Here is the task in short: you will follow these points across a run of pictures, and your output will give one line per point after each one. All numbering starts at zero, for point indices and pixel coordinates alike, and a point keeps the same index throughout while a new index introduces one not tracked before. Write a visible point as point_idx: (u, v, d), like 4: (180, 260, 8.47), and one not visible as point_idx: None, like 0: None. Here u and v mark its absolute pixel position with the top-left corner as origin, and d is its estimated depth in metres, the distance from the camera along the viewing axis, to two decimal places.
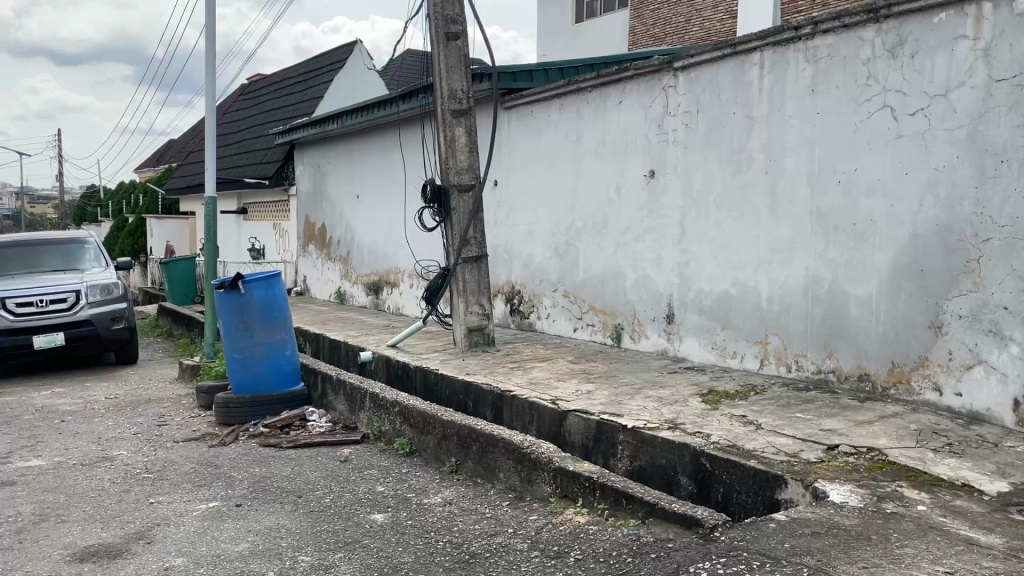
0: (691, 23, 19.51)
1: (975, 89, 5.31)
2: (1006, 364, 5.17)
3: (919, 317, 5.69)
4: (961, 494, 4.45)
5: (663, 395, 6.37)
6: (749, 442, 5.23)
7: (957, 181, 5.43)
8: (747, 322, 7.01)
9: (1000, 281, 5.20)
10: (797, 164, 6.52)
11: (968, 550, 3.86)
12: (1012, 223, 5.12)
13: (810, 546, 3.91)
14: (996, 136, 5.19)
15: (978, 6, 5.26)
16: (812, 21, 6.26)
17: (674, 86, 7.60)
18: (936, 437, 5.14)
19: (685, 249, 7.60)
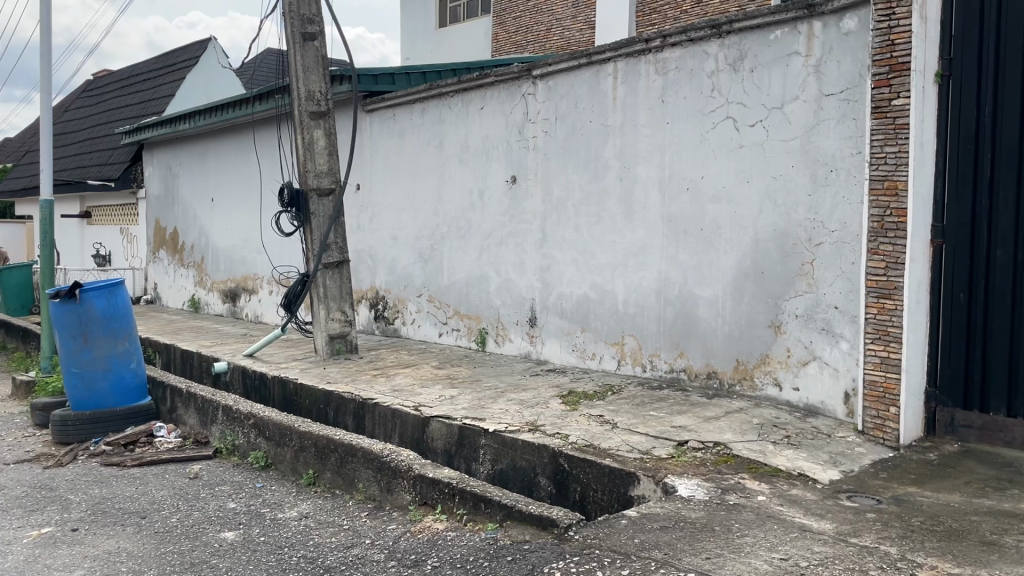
0: (552, 32, 19.65)
1: (807, 102, 5.67)
2: (837, 359, 5.56)
3: (760, 316, 6.02)
4: (797, 483, 4.76)
5: (524, 398, 6.45)
6: (605, 441, 5.37)
7: (792, 189, 5.79)
8: (605, 323, 7.20)
9: (831, 282, 5.59)
10: (649, 171, 6.76)
11: (801, 536, 4.11)
12: (841, 228, 5.51)
13: (658, 540, 4.06)
14: (826, 147, 5.57)
15: (809, 25, 5.63)
16: (661, 34, 6.51)
17: (533, 93, 7.73)
18: (776, 430, 5.46)
19: (545, 254, 7.74)
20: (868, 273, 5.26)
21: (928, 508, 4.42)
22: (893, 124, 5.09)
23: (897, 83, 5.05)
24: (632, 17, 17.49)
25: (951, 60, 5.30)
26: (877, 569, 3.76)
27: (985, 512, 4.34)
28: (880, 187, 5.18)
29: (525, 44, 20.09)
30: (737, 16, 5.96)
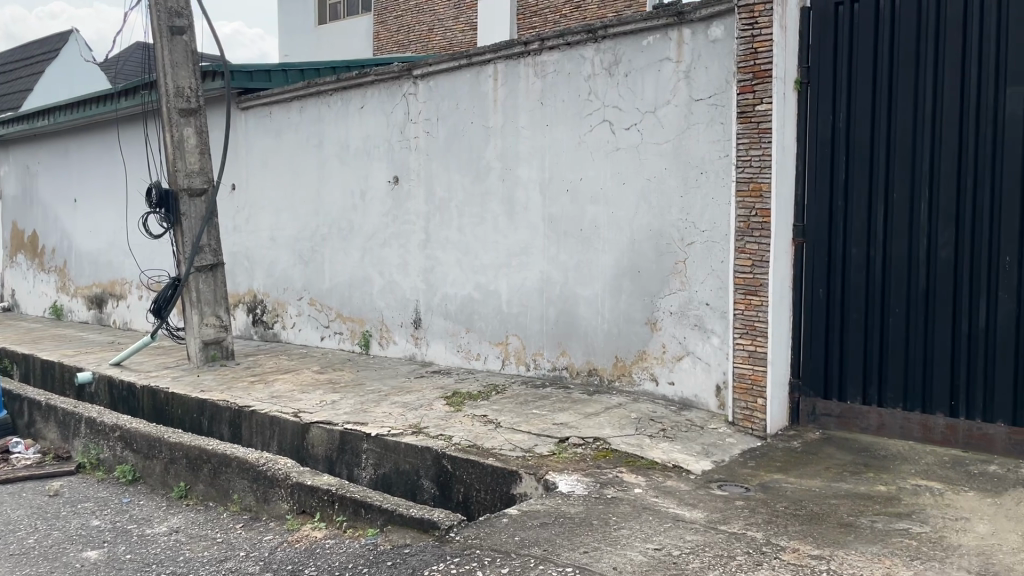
0: (434, 32, 19.58)
1: (678, 107, 5.88)
2: (709, 354, 5.80)
3: (637, 314, 6.20)
4: (671, 475, 4.93)
5: (408, 400, 6.41)
6: (488, 441, 5.40)
7: (665, 191, 5.99)
8: (489, 324, 7.24)
9: (702, 280, 5.82)
10: (530, 172, 6.84)
11: (675, 526, 4.26)
12: (711, 228, 5.74)
13: (538, 537, 4.11)
14: (696, 150, 5.79)
15: (679, 32, 5.84)
16: (539, 37, 6.60)
17: (414, 93, 7.69)
18: (652, 424, 5.65)
19: (429, 255, 7.71)
20: (736, 271, 5.50)
21: (791, 493, 4.66)
22: (757, 128, 5.35)
23: (760, 89, 5.30)
24: (512, 19, 17.62)
25: (809, 68, 5.61)
26: (745, 554, 3.94)
27: (843, 495, 4.62)
28: (745, 188, 5.43)
29: (407, 44, 19.96)
30: (612, 22, 6.10)
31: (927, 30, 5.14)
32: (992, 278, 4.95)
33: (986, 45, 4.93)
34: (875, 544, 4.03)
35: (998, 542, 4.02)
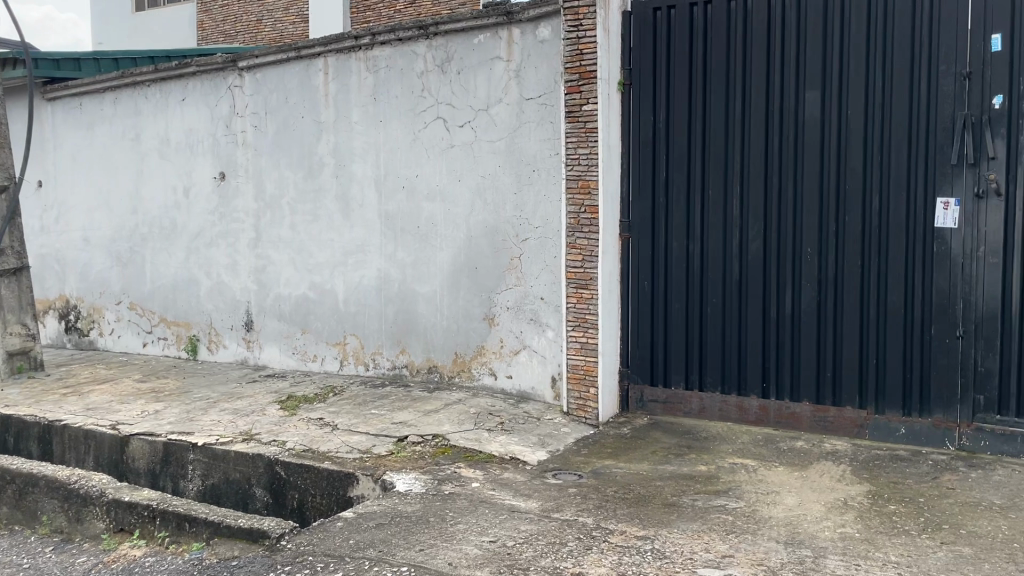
0: (263, 23, 18.84)
1: (509, 105, 5.97)
2: (544, 347, 5.94)
3: (475, 310, 6.25)
4: (508, 467, 5.01)
5: (238, 406, 6.15)
6: (324, 444, 5.28)
7: (499, 187, 6.07)
8: (325, 324, 7.08)
9: (536, 275, 5.94)
10: (364, 169, 6.74)
11: (510, 517, 4.33)
12: (544, 225, 5.88)
13: (373, 538, 4.06)
14: (528, 148, 5.90)
15: (509, 31, 5.93)
16: (369, 32, 6.50)
17: (241, 86, 7.38)
18: (491, 418, 5.72)
19: (260, 254, 7.43)
20: (567, 266, 5.67)
21: (621, 478, 4.85)
22: (584, 127, 5.53)
23: (587, 90, 5.49)
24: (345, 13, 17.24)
25: (631, 69, 5.86)
26: (576, 540, 4.07)
27: (668, 476, 4.87)
28: (575, 186, 5.60)
29: (234, 34, 19.20)
30: (442, 19, 6.11)
31: (735, 36, 5.50)
32: (796, 268, 5.38)
33: (786, 53, 5.34)
34: (695, 521, 4.28)
35: (803, 512, 4.37)
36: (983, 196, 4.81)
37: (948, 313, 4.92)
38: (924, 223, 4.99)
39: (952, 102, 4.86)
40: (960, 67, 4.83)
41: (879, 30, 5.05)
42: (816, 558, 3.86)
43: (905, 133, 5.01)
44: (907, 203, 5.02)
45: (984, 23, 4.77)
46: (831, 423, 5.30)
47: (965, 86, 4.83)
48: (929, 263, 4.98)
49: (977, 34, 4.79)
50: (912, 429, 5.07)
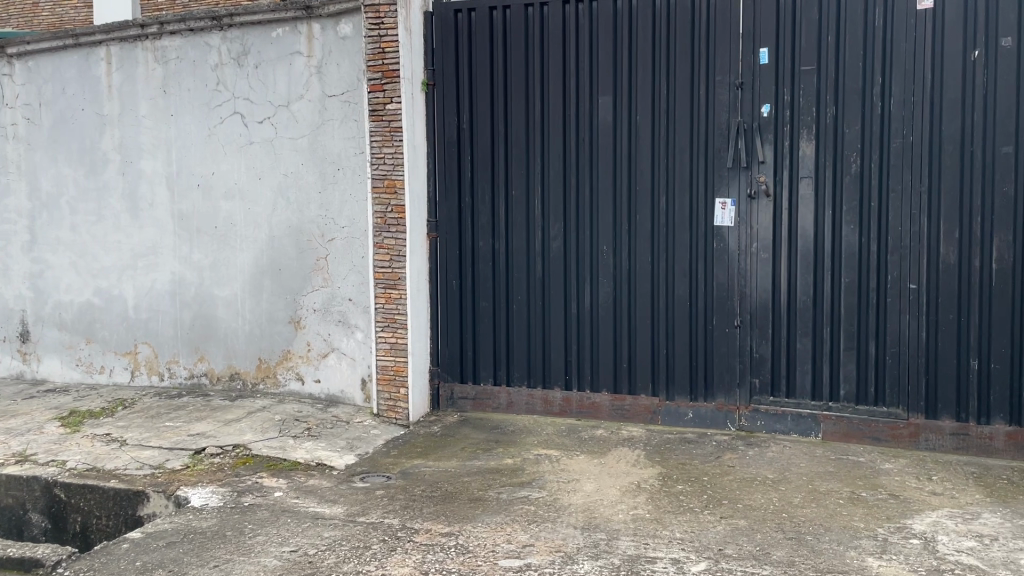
0: (42, 7, 17.15)
1: (311, 102, 5.82)
2: (353, 349, 5.84)
3: (279, 313, 6.05)
4: (313, 474, 4.89)
5: (11, 426, 5.60)
6: (111, 461, 4.92)
7: (303, 186, 5.90)
8: (113, 333, 6.59)
9: (343, 276, 5.84)
10: (155, 166, 6.34)
11: (313, 525, 4.23)
12: (350, 225, 5.78)
13: (163, 558, 3.83)
14: (332, 146, 5.78)
15: (308, 26, 5.78)
16: (157, 20, 6.12)
17: (9, 74, 6.73)
18: (297, 424, 5.56)
19: (36, 258, 6.80)
20: (374, 266, 5.62)
21: (429, 477, 4.87)
22: (389, 126, 5.50)
23: (390, 88, 5.46)
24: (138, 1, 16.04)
25: (434, 70, 5.88)
26: (380, 542, 4.04)
27: (475, 472, 4.94)
28: (381, 185, 5.56)
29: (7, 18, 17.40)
30: (237, 11, 5.86)
31: (532, 41, 5.68)
32: (593, 264, 5.67)
33: (580, 59, 5.58)
34: (499, 514, 4.37)
35: (600, 497, 4.58)
36: (755, 196, 5.28)
37: (726, 303, 5.39)
38: (705, 221, 5.42)
39: (727, 110, 5.31)
40: (733, 78, 5.28)
41: (663, 41, 5.41)
42: (609, 541, 4.06)
43: (687, 137, 5.40)
44: (690, 203, 5.43)
45: (752, 37, 5.23)
46: (627, 411, 5.61)
47: (738, 95, 5.28)
48: (709, 258, 5.43)
49: (747, 48, 5.25)
50: (699, 413, 5.48)
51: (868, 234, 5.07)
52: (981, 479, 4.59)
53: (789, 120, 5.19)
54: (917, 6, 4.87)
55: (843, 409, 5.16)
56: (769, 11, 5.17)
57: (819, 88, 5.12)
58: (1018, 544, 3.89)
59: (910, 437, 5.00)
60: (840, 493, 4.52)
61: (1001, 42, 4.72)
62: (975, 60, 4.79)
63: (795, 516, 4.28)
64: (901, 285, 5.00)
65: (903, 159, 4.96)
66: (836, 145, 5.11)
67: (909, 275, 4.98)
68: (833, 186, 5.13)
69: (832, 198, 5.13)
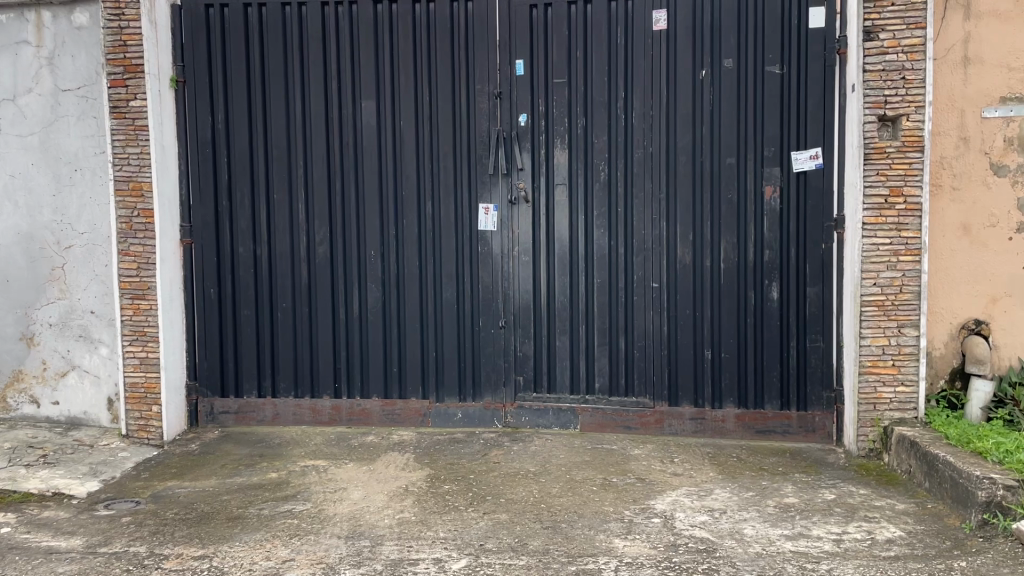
0: None
1: (42, 96, 5.30)
2: (97, 365, 5.38)
3: (9, 330, 5.46)
4: (48, 506, 4.45)
5: None
6: None
7: (34, 189, 5.35)
8: None
9: (84, 287, 5.36)
10: None
11: (44, 561, 3.84)
12: (90, 231, 5.32)
13: None
14: (67, 145, 5.29)
15: (36, 13, 5.26)
16: None
17: None
18: (31, 451, 5.04)
19: None
20: (120, 275, 5.21)
21: (183, 498, 4.58)
22: (132, 125, 5.14)
23: (132, 84, 5.11)
24: None
25: (184, 66, 5.56)
26: (123, 572, 3.75)
27: (236, 489, 4.72)
28: (125, 188, 5.17)
29: None
30: None
31: (290, 42, 5.54)
32: (360, 270, 5.62)
33: (341, 63, 5.53)
34: (259, 530, 4.20)
35: (366, 504, 4.54)
36: (514, 202, 5.49)
37: (491, 305, 5.57)
38: (469, 225, 5.56)
39: (487, 118, 5.48)
40: (492, 88, 5.46)
41: (423, 49, 5.49)
42: (373, 547, 4.03)
43: (450, 144, 5.51)
44: (455, 207, 5.55)
45: (508, 48, 5.44)
46: (398, 415, 5.61)
47: (496, 104, 5.47)
48: (473, 262, 5.58)
49: (503, 58, 5.45)
50: (467, 413, 5.60)
51: (617, 237, 5.45)
52: (715, 458, 5.07)
53: (544, 130, 5.47)
54: (653, 27, 5.29)
55: (598, 400, 5.50)
56: (523, 24, 5.41)
57: (570, 99, 5.43)
58: (742, 515, 4.34)
59: (657, 423, 5.42)
60: (594, 481, 4.80)
61: (723, 63, 5.25)
62: (702, 79, 5.29)
63: (552, 506, 4.49)
64: (646, 284, 5.41)
65: (645, 167, 5.37)
66: (587, 154, 5.44)
67: (652, 275, 5.40)
68: (585, 191, 5.46)
69: (584, 203, 5.46)
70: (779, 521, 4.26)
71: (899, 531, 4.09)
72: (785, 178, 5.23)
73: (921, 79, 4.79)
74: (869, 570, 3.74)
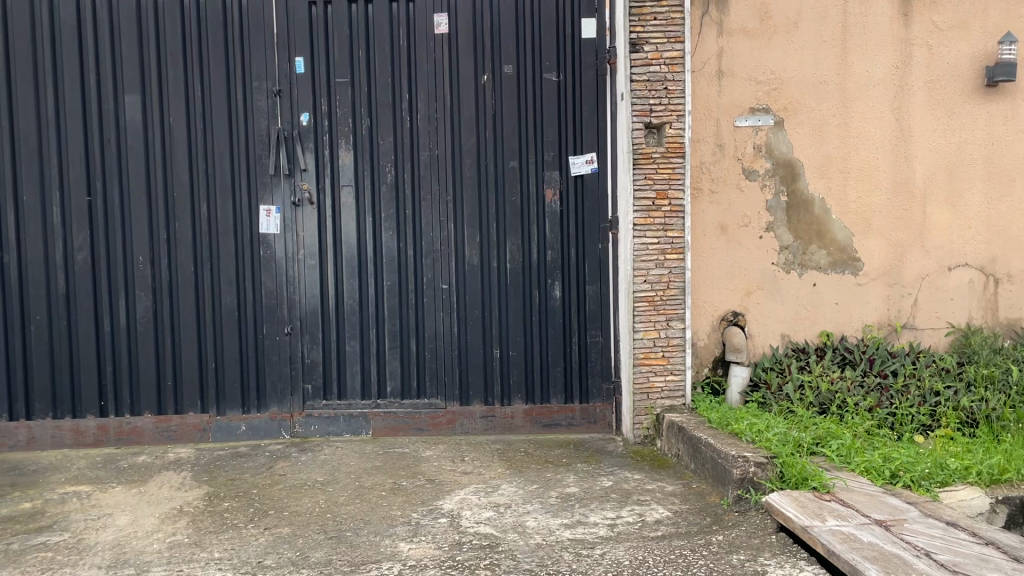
0: None
1: None
2: None
3: None
4: None
5: None
6: None
7: None
8: None
9: None
10: None
11: None
12: None
13: None
14: None
15: None
16: None
17: None
18: None
19: None
20: None
21: None
22: None
23: None
24: None
25: None
26: None
27: None
28: None
29: None
30: None
31: (40, 36, 5.16)
32: (128, 277, 5.30)
33: (101, 58, 5.19)
34: (4, 568, 3.79)
35: (133, 529, 4.22)
36: (298, 204, 5.33)
37: (275, 311, 5.37)
38: (250, 229, 5.34)
39: (266, 116, 5.28)
40: (271, 85, 5.28)
41: (194, 44, 5.23)
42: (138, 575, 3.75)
43: (226, 143, 5.27)
44: (233, 210, 5.31)
45: (287, 46, 5.27)
46: (173, 432, 5.32)
47: (275, 103, 5.29)
48: (255, 266, 5.37)
49: (282, 56, 5.28)
50: (251, 425, 5.38)
51: (405, 240, 5.42)
52: (504, 454, 5.18)
53: (327, 130, 5.34)
54: (435, 31, 5.33)
55: (390, 404, 5.45)
56: (302, 22, 5.27)
57: (353, 100, 5.35)
58: (526, 508, 4.45)
59: (448, 424, 5.46)
60: (383, 485, 4.75)
61: (503, 69, 5.38)
62: (484, 84, 5.39)
63: (338, 515, 4.39)
64: (435, 285, 5.43)
65: (431, 170, 5.39)
66: (372, 156, 5.38)
67: (441, 276, 5.43)
68: (372, 194, 5.39)
69: (371, 205, 5.39)
70: (560, 511, 4.42)
71: (666, 512, 4.37)
72: (565, 182, 5.44)
73: (681, 89, 5.15)
74: (638, 551, 3.94)
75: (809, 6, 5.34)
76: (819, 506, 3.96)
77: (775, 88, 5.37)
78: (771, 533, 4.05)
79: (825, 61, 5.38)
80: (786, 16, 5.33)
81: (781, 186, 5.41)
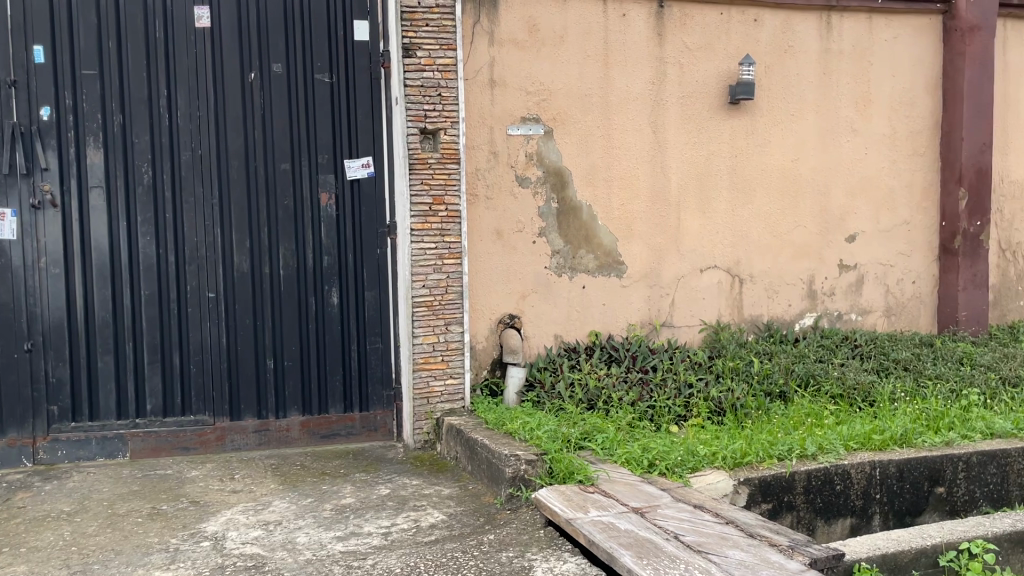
0: None
1: None
2: None
3: None
4: None
5: None
6: None
7: None
8: None
9: None
10: None
11: None
12: None
13: None
14: None
15: None
16: None
17: None
18: None
19: None
20: None
21: None
22: None
23: None
24: None
25: None
26: None
27: None
28: None
29: None
30: None
31: None
32: None
33: None
34: None
35: None
36: (39, 207, 4.88)
37: (13, 326, 4.89)
38: None
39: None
40: (4, 75, 4.79)
41: None
42: None
43: None
44: None
45: (23, 33, 4.81)
46: None
47: (10, 94, 4.81)
48: None
49: (17, 43, 4.80)
50: None
51: (165, 246, 5.07)
52: (278, 469, 4.98)
53: (72, 126, 4.91)
54: (196, 24, 5.03)
55: (150, 424, 5.08)
56: (41, 7, 4.82)
57: (102, 93, 4.94)
58: (297, 523, 4.29)
59: (217, 441, 5.16)
60: (140, 511, 4.39)
61: (271, 68, 5.18)
62: (251, 82, 5.15)
63: (85, 547, 4.00)
64: (200, 294, 5.12)
65: (194, 171, 5.08)
66: (126, 155, 4.99)
67: (207, 284, 5.13)
68: (126, 196, 5.00)
69: (125, 208, 5.01)
70: (333, 523, 4.30)
71: (441, 515, 4.38)
72: (340, 186, 5.32)
73: (454, 96, 5.20)
74: (410, 558, 3.91)
75: (574, 21, 5.60)
76: (583, 498, 4.13)
77: (543, 98, 5.58)
78: (540, 528, 4.17)
79: (589, 74, 5.66)
80: (553, 29, 5.56)
81: (552, 194, 5.64)
